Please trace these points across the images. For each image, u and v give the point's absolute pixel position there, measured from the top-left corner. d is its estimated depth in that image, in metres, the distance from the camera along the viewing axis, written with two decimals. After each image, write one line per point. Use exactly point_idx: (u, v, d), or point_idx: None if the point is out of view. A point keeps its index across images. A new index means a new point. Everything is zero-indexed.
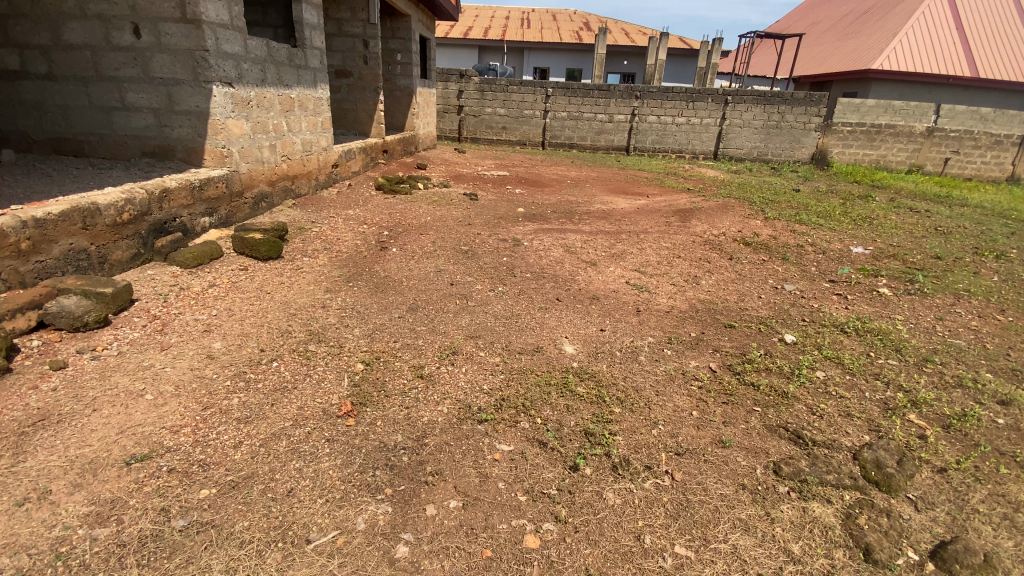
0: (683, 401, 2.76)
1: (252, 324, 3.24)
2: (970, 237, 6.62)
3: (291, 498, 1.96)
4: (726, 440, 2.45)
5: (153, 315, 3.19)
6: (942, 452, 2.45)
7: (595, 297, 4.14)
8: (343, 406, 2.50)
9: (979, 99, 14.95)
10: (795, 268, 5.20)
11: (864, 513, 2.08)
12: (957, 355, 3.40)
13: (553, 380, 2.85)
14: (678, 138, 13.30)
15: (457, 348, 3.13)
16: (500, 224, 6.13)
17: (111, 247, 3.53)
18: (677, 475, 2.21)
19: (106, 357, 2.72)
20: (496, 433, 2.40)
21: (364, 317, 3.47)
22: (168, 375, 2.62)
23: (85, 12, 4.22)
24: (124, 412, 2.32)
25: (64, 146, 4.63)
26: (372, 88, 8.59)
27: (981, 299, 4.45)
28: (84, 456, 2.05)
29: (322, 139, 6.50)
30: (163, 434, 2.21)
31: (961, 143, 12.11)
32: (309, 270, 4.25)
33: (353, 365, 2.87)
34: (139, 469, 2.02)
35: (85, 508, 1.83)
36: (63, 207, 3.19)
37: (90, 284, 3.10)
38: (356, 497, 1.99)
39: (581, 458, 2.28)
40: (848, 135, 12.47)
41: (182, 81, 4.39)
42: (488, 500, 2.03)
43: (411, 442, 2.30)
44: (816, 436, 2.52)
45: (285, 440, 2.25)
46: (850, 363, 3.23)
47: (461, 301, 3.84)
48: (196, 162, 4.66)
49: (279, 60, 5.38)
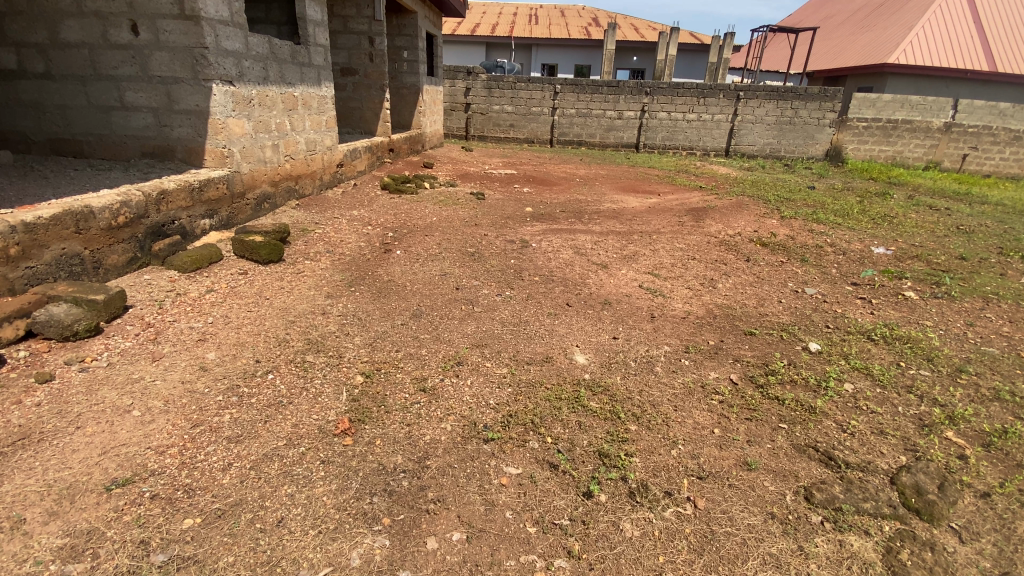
0: (703, 418, 2.58)
1: (249, 332, 3.10)
2: (993, 236, 6.37)
3: (281, 529, 1.81)
4: (751, 462, 2.27)
5: (147, 323, 3.06)
6: (985, 475, 2.25)
7: (608, 301, 3.96)
8: (340, 423, 2.35)
9: (998, 93, 14.52)
10: (815, 270, 4.98)
11: (907, 546, 1.90)
12: (991, 364, 3.19)
13: (564, 395, 2.67)
14: (689, 134, 13.01)
15: (463, 358, 2.97)
16: (507, 224, 5.97)
17: (105, 251, 3.41)
18: (699, 502, 2.04)
19: (96, 369, 2.60)
20: (503, 453, 2.25)
21: (365, 324, 3.31)
22: (158, 389, 2.48)
23: (81, 10, 4.10)
24: (109, 431, 2.18)
25: (63, 147, 4.53)
26: (378, 86, 8.42)
27: (1010, 303, 4.22)
28: (63, 480, 1.91)
29: (326, 138, 6.36)
30: (148, 456, 2.07)
31: (979, 139, 11.77)
32: (311, 273, 4.11)
33: (352, 378, 2.72)
34: (119, 496, 1.88)
35: (59, 540, 1.69)
36: (55, 211, 3.06)
37: (83, 290, 2.98)
38: (351, 527, 1.84)
39: (596, 483, 2.11)
40: (864, 131, 12.15)
41: (181, 79, 4.26)
42: (494, 532, 1.87)
43: (412, 465, 2.15)
44: (849, 457, 2.33)
45: (277, 462, 2.10)
46: (881, 375, 3.02)
47: (466, 307, 3.68)
48: (197, 162, 4.53)
49: (282, 58, 5.24)
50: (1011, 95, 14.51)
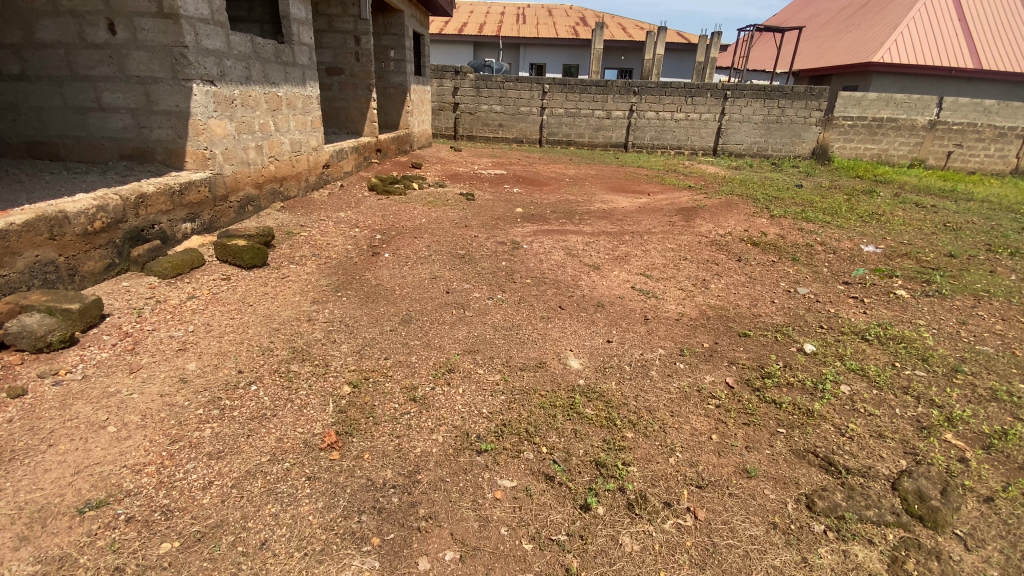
0: (701, 423, 2.52)
1: (231, 341, 2.99)
2: (980, 233, 6.42)
3: (265, 552, 1.72)
4: (751, 470, 2.22)
5: (125, 332, 2.94)
6: (987, 478, 2.22)
7: (600, 303, 3.90)
8: (327, 436, 2.26)
9: (982, 92, 14.70)
10: (806, 269, 4.97)
11: (912, 555, 1.85)
12: (986, 363, 3.18)
13: (558, 402, 2.61)
14: (677, 134, 13.02)
15: (454, 365, 2.89)
16: (498, 225, 5.89)
17: (82, 258, 3.28)
18: (700, 513, 1.98)
19: (70, 382, 2.48)
20: (497, 465, 2.17)
21: (353, 331, 3.22)
22: (135, 402, 2.37)
23: (57, 8, 3.95)
24: (83, 449, 2.07)
25: (39, 150, 4.37)
26: (365, 86, 8.30)
27: (1001, 300, 4.23)
28: (35, 502, 1.81)
29: (312, 139, 6.24)
30: (124, 475, 1.97)
31: (963, 137, 11.92)
32: (296, 278, 3.99)
33: (339, 388, 2.63)
34: (92, 519, 1.78)
35: (29, 568, 1.59)
36: (28, 216, 2.93)
37: (57, 299, 2.85)
38: (339, 549, 1.75)
39: (593, 495, 2.04)
40: (849, 129, 12.25)
41: (161, 79, 4.12)
42: (489, 550, 1.80)
43: (403, 480, 2.06)
44: (849, 462, 2.29)
45: (260, 479, 2.01)
46: (877, 375, 2.99)
47: (457, 311, 3.60)
48: (177, 164, 4.39)
49: (265, 57, 5.11)
50: (995, 93, 14.68)
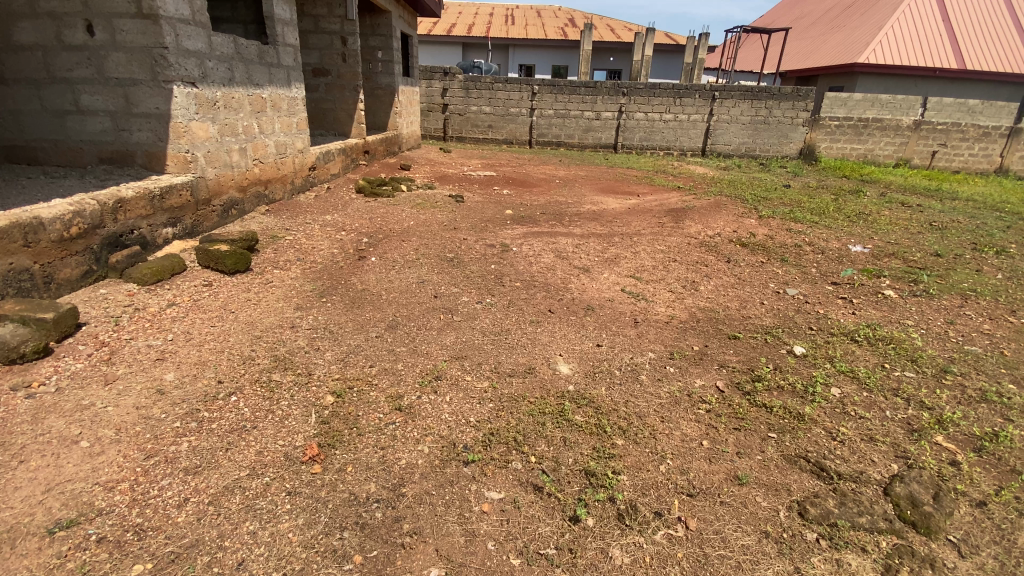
0: (691, 429, 2.49)
1: (211, 350, 2.90)
2: (966, 232, 6.47)
3: (241, 572, 1.65)
4: (742, 476, 2.18)
5: (101, 341, 2.85)
6: (978, 482, 2.20)
7: (590, 307, 3.86)
8: (309, 449, 2.20)
9: (965, 92, 14.88)
10: (794, 270, 4.97)
11: (905, 563, 1.83)
12: (975, 364, 3.18)
13: (547, 409, 2.56)
14: (666, 134, 13.05)
15: (441, 372, 2.84)
16: (487, 228, 5.84)
17: (57, 264, 3.18)
18: (691, 523, 1.94)
19: (43, 395, 2.39)
20: (485, 477, 2.12)
21: (338, 338, 3.15)
22: (110, 416, 2.29)
23: (33, 10, 3.86)
24: (54, 465, 1.99)
25: (16, 154, 4.26)
26: (352, 87, 8.21)
27: (989, 299, 4.25)
28: (2, 522, 1.73)
29: (297, 141, 6.15)
30: (96, 493, 1.89)
31: (948, 136, 12.06)
32: (280, 284, 3.91)
33: (322, 398, 2.56)
34: (62, 540, 1.70)
35: None
36: (1, 223, 2.84)
37: (31, 308, 2.76)
38: (319, 568, 1.69)
39: (583, 507, 1.99)
40: (835, 129, 12.36)
41: (140, 81, 4.02)
42: (475, 566, 1.75)
43: (387, 493, 2.01)
44: (840, 467, 2.27)
45: (238, 495, 1.94)
46: (867, 378, 2.98)
47: (444, 316, 3.55)
48: (158, 168, 4.29)
49: (248, 58, 5.02)
50: (979, 93, 14.86)
